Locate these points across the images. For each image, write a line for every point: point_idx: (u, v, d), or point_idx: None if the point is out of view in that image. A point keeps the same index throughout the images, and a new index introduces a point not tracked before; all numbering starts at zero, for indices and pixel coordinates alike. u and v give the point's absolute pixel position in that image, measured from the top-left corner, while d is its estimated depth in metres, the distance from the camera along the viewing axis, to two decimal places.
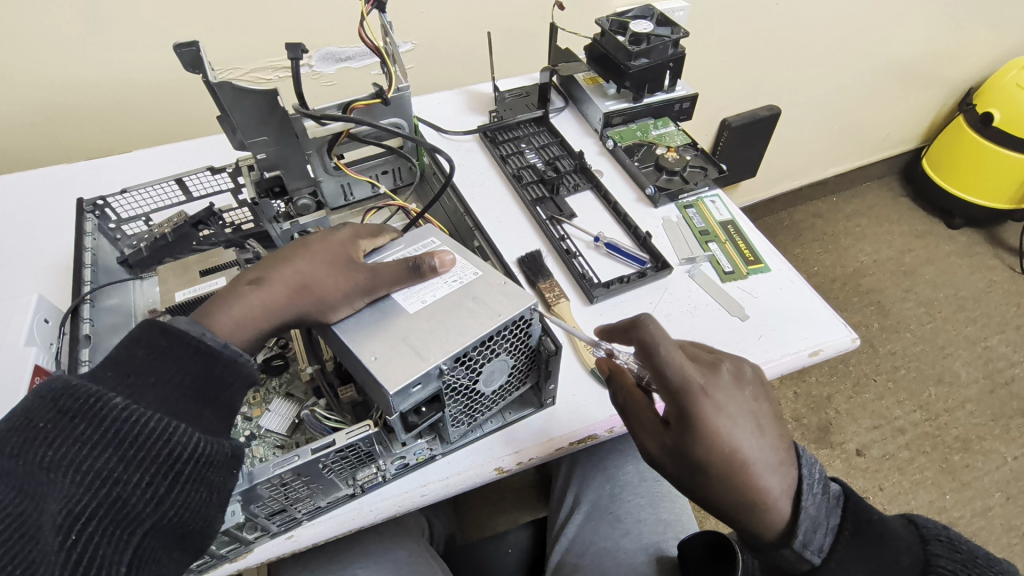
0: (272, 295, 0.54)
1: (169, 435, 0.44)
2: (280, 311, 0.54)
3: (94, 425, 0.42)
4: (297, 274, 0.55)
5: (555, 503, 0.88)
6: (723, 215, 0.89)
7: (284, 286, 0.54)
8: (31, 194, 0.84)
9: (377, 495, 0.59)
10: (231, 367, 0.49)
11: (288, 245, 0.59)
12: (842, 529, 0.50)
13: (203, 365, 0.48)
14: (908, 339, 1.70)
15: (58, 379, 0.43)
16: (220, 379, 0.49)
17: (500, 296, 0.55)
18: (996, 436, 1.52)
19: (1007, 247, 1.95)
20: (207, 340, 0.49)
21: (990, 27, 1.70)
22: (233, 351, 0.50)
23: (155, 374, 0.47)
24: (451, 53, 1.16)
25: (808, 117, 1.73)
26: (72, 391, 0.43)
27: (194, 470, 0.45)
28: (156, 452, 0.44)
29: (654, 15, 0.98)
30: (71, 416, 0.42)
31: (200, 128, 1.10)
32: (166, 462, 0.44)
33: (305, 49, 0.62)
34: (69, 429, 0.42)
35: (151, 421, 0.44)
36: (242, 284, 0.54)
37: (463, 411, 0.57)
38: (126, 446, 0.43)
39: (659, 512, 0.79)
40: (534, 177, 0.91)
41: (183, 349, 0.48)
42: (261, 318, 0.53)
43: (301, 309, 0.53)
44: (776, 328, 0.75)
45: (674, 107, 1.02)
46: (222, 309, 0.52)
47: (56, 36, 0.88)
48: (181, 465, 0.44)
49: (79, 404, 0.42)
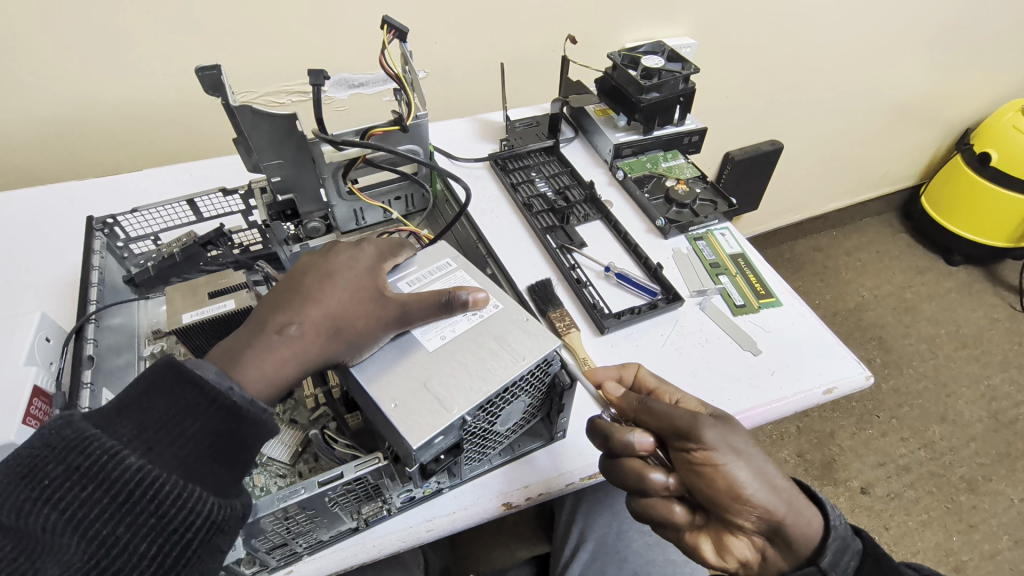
0: (305, 342, 0.51)
1: (181, 502, 0.41)
2: (313, 358, 0.51)
3: (105, 487, 0.40)
4: (327, 315, 0.52)
5: (558, 538, 0.84)
6: (733, 248, 0.89)
7: (317, 330, 0.52)
8: (37, 210, 0.84)
9: (381, 530, 0.57)
10: (253, 428, 0.46)
11: (307, 277, 0.55)
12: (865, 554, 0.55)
13: (225, 422, 0.45)
14: (911, 376, 1.69)
15: (74, 430, 0.41)
16: (241, 439, 0.46)
17: (527, 338, 0.54)
18: (1002, 477, 1.49)
19: (1006, 285, 1.96)
20: (234, 397, 0.46)
21: (986, 69, 1.73)
22: (257, 409, 0.47)
23: (174, 431, 0.44)
24: (463, 83, 1.18)
25: (809, 153, 1.75)
26: (86, 446, 0.41)
27: (203, 541, 0.42)
28: (167, 519, 0.41)
29: (666, 51, 1.00)
30: (83, 473, 0.40)
31: (211, 148, 1.11)
32: (175, 531, 0.41)
33: (327, 75, 0.62)
34: (79, 488, 0.40)
35: (163, 485, 0.41)
36: (271, 333, 0.51)
37: (475, 449, 0.56)
38: (136, 512, 0.40)
39: (667, 552, 0.76)
40: (544, 206, 0.91)
41: (208, 406, 0.45)
42: (294, 367, 0.51)
43: (335, 353, 0.51)
44: (789, 364, 0.74)
45: (683, 140, 1.03)
46: (253, 360, 0.49)
47: (74, 55, 0.89)
48: (190, 534, 0.41)
49: (92, 461, 0.40)
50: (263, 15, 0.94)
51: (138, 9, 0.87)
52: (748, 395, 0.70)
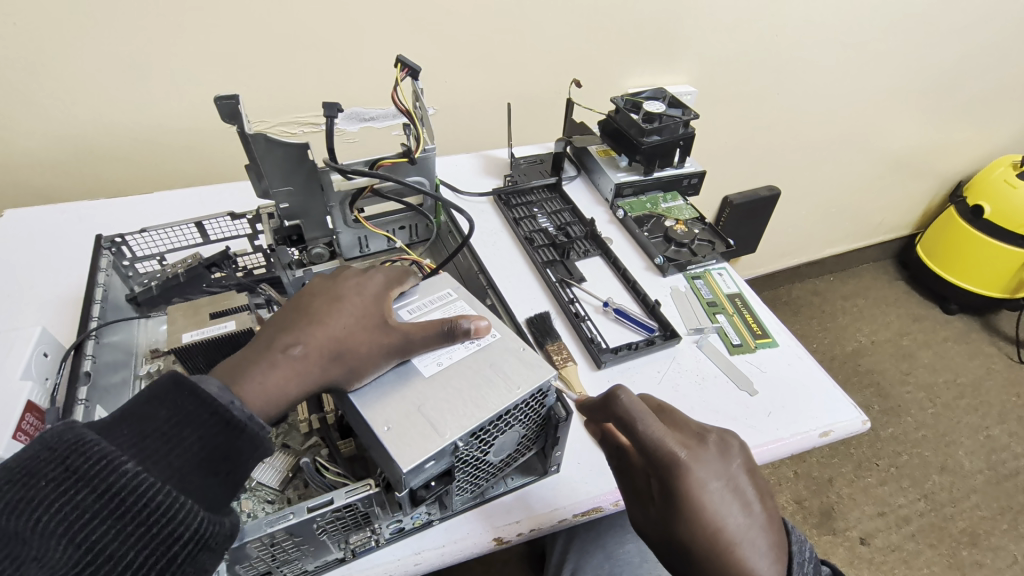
0: (307, 364, 0.51)
1: (172, 513, 0.40)
2: (313, 380, 0.51)
3: (98, 491, 0.39)
4: (331, 338, 0.53)
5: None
6: (731, 288, 0.90)
7: (320, 352, 0.52)
8: (48, 226, 0.86)
9: (368, 561, 0.55)
10: (250, 443, 0.46)
11: (317, 300, 0.56)
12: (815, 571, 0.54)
13: (222, 435, 0.45)
14: (909, 424, 1.68)
15: (74, 432, 0.40)
16: (236, 453, 0.45)
17: (525, 368, 0.54)
18: (1005, 532, 1.46)
19: (1003, 335, 1.97)
20: (234, 410, 0.46)
21: (976, 126, 1.80)
22: (256, 425, 0.46)
23: (171, 439, 0.44)
24: (470, 121, 1.22)
25: (806, 199, 1.79)
26: (84, 449, 0.40)
27: (189, 555, 0.41)
28: (156, 530, 0.40)
29: (666, 97, 1.05)
30: (76, 476, 0.39)
31: (223, 173, 1.14)
32: (163, 543, 0.40)
33: (341, 109, 0.64)
34: (72, 492, 0.39)
35: (157, 494, 0.40)
36: (275, 351, 0.51)
37: (468, 480, 0.55)
38: (126, 520, 0.39)
39: None
40: (545, 241, 0.93)
41: (208, 417, 0.45)
42: (294, 389, 0.50)
43: (335, 377, 0.51)
44: (785, 406, 0.74)
45: (683, 182, 1.06)
46: (255, 377, 0.49)
47: (99, 81, 0.93)
48: (177, 547, 0.40)
49: (89, 466, 0.39)
50: (281, 50, 0.98)
51: (162, 39, 0.91)
52: (744, 435, 0.70)
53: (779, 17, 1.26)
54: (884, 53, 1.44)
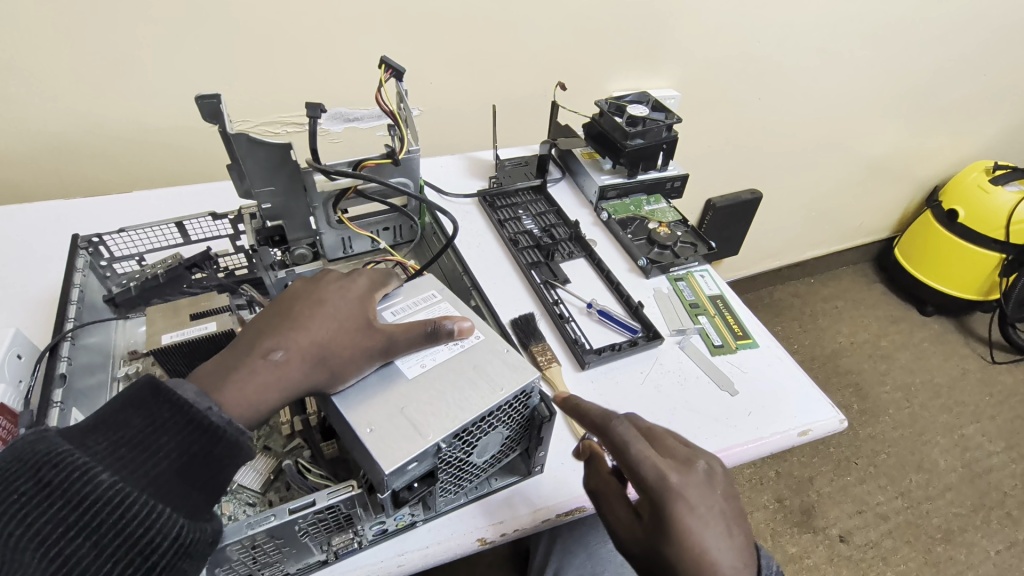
0: (289, 369, 0.50)
1: (149, 522, 0.40)
2: (296, 386, 0.50)
3: (73, 502, 0.38)
4: (314, 343, 0.52)
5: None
6: (713, 289, 0.91)
7: (302, 358, 0.51)
8: (21, 225, 0.84)
9: (350, 563, 0.55)
10: (229, 449, 0.45)
11: (298, 302, 0.55)
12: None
13: (201, 442, 0.44)
14: (887, 423, 1.71)
15: (46, 444, 0.40)
16: (215, 460, 0.45)
17: (506, 370, 0.54)
18: (978, 528, 1.50)
19: (977, 336, 2.02)
20: (212, 417, 0.45)
21: (950, 132, 1.84)
22: (236, 431, 0.45)
23: (149, 448, 0.43)
24: (455, 122, 1.22)
25: (787, 203, 1.82)
26: (57, 461, 0.39)
27: (168, 564, 0.40)
28: (133, 540, 0.39)
29: (650, 101, 1.06)
30: (50, 489, 0.38)
31: (204, 172, 1.12)
32: (140, 552, 0.39)
33: (324, 109, 0.64)
34: (46, 504, 0.38)
35: (133, 504, 0.39)
36: (257, 357, 0.50)
37: (451, 481, 0.55)
38: (102, 531, 0.38)
39: None
40: (530, 242, 0.93)
41: (186, 425, 0.44)
42: (276, 394, 0.49)
43: (317, 382, 0.50)
44: (765, 406, 0.75)
45: (666, 185, 1.07)
46: (236, 383, 0.48)
47: (75, 78, 0.92)
48: (155, 557, 0.39)
49: (63, 478, 0.39)
50: (266, 49, 0.98)
51: (142, 36, 0.90)
52: (726, 434, 0.71)
53: (760, 25, 1.29)
54: (862, 61, 1.48)
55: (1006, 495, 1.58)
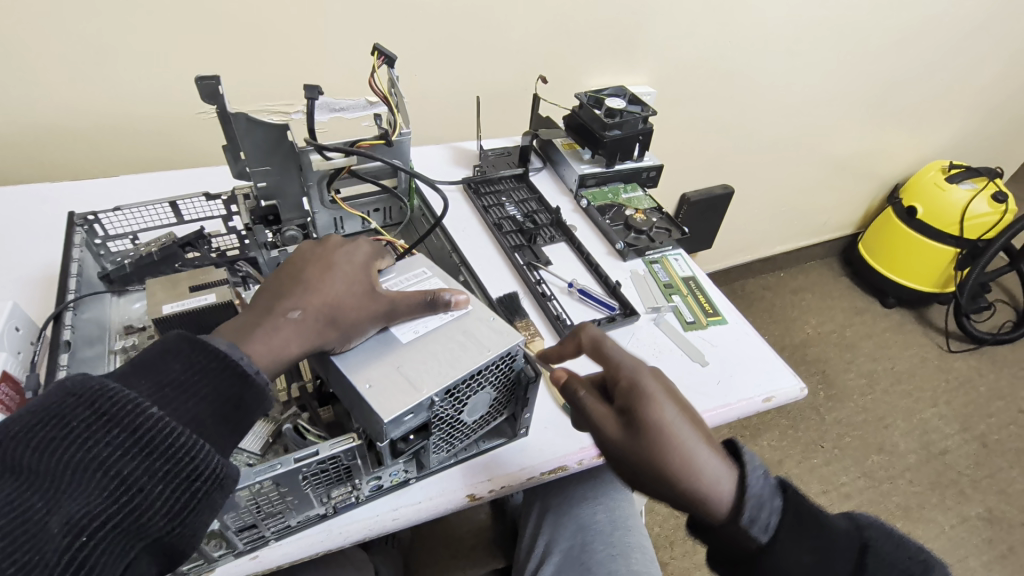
0: (305, 326, 0.54)
1: (194, 453, 0.43)
2: (311, 342, 0.54)
3: (126, 431, 0.41)
4: (327, 304, 0.55)
5: (524, 554, 0.86)
6: (686, 272, 0.97)
7: (316, 317, 0.54)
8: (13, 208, 0.85)
9: (348, 517, 0.59)
10: (257, 396, 0.49)
11: (307, 268, 0.58)
12: (785, 511, 0.54)
13: (235, 386, 0.48)
14: (851, 408, 1.81)
15: (98, 380, 0.42)
16: (245, 403, 0.48)
17: (493, 335, 0.58)
18: (935, 505, 1.60)
19: (935, 327, 2.14)
20: (244, 365, 0.49)
21: (908, 133, 1.95)
22: (263, 381, 0.50)
23: (189, 389, 0.46)
24: (440, 114, 1.27)
25: (758, 198, 1.91)
26: (111, 394, 0.42)
27: (207, 493, 0.43)
28: (180, 467, 0.42)
29: (627, 94, 1.11)
30: (104, 419, 0.41)
31: (192, 161, 1.14)
32: (185, 478, 0.43)
33: (321, 91, 0.67)
34: (102, 432, 0.41)
35: (179, 436, 0.43)
36: (277, 316, 0.54)
37: (444, 438, 0.59)
38: (152, 458, 0.42)
39: (631, 564, 0.79)
40: (513, 227, 0.98)
41: (221, 370, 0.48)
42: (296, 348, 0.53)
43: (327, 341, 0.54)
44: (732, 376, 0.81)
45: (642, 175, 1.13)
46: (260, 338, 0.52)
47: (65, 63, 0.93)
48: (197, 484, 0.43)
49: (116, 409, 0.42)
50: (253, 39, 1.01)
51: (133, 24, 0.92)
52: (696, 402, 0.76)
53: (730, 27, 1.36)
54: (827, 63, 1.56)
55: (960, 474, 1.68)
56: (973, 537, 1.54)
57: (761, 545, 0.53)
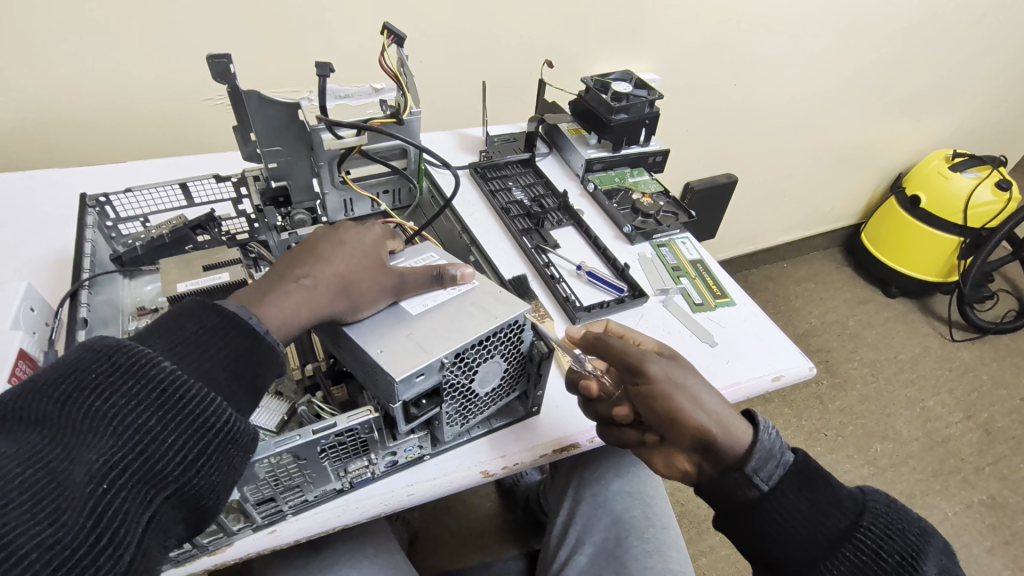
0: (317, 294, 0.54)
1: (207, 405, 0.44)
2: (321, 310, 0.54)
3: (142, 384, 0.42)
4: (337, 274, 0.56)
5: (553, 542, 0.84)
6: (693, 255, 0.97)
7: (328, 286, 0.55)
8: (21, 194, 0.85)
9: (364, 492, 0.59)
10: (268, 355, 0.50)
11: (320, 239, 0.59)
12: (791, 465, 0.59)
13: (246, 344, 0.49)
14: (855, 397, 1.82)
15: (113, 338, 0.43)
16: (257, 362, 0.49)
17: (500, 304, 0.58)
18: (938, 492, 1.61)
19: (937, 316, 2.14)
20: (253, 323, 0.50)
21: (913, 122, 1.95)
22: (272, 339, 0.50)
23: (203, 347, 0.47)
24: (446, 102, 1.26)
25: (762, 188, 1.91)
26: (126, 349, 0.43)
27: (222, 445, 0.44)
28: (195, 419, 0.43)
29: (633, 79, 1.12)
30: (121, 371, 0.42)
31: (198, 150, 1.14)
32: (200, 430, 0.44)
33: (333, 68, 0.66)
34: (118, 385, 0.42)
35: (192, 389, 0.44)
36: (289, 281, 0.54)
37: (457, 411, 0.60)
38: (168, 409, 0.43)
39: (666, 561, 0.74)
40: (520, 211, 0.98)
41: (233, 328, 0.48)
42: (306, 314, 0.53)
43: (338, 309, 0.54)
44: (741, 356, 0.81)
45: (648, 159, 1.13)
46: (271, 302, 0.53)
47: (71, 50, 0.93)
48: (212, 436, 0.44)
49: (132, 362, 0.42)
50: (259, 26, 1.01)
51: (139, 10, 0.92)
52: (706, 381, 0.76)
53: (734, 14, 1.36)
54: (831, 51, 1.56)
55: (963, 461, 1.69)
56: (977, 523, 1.55)
57: (760, 494, 0.58)
